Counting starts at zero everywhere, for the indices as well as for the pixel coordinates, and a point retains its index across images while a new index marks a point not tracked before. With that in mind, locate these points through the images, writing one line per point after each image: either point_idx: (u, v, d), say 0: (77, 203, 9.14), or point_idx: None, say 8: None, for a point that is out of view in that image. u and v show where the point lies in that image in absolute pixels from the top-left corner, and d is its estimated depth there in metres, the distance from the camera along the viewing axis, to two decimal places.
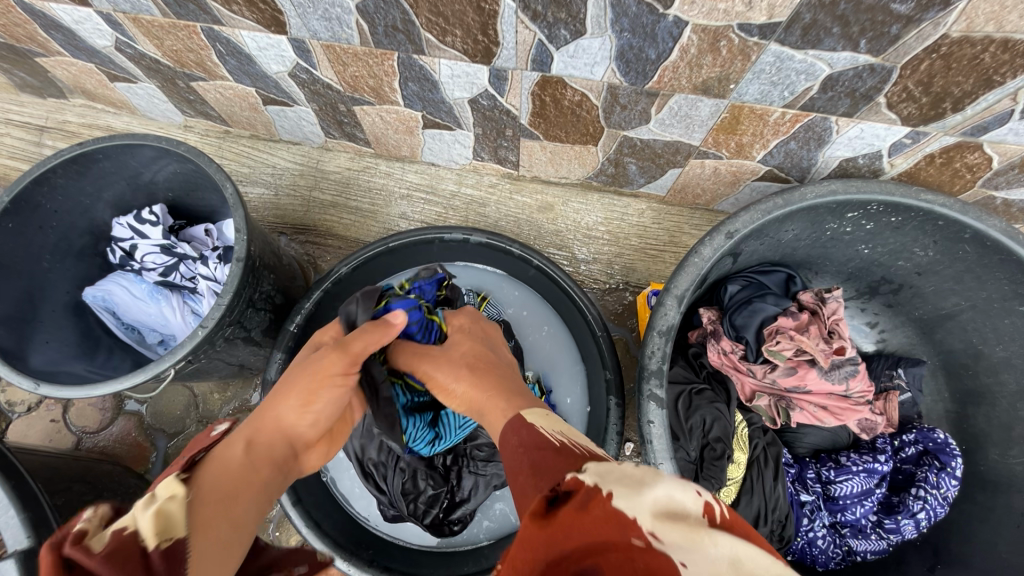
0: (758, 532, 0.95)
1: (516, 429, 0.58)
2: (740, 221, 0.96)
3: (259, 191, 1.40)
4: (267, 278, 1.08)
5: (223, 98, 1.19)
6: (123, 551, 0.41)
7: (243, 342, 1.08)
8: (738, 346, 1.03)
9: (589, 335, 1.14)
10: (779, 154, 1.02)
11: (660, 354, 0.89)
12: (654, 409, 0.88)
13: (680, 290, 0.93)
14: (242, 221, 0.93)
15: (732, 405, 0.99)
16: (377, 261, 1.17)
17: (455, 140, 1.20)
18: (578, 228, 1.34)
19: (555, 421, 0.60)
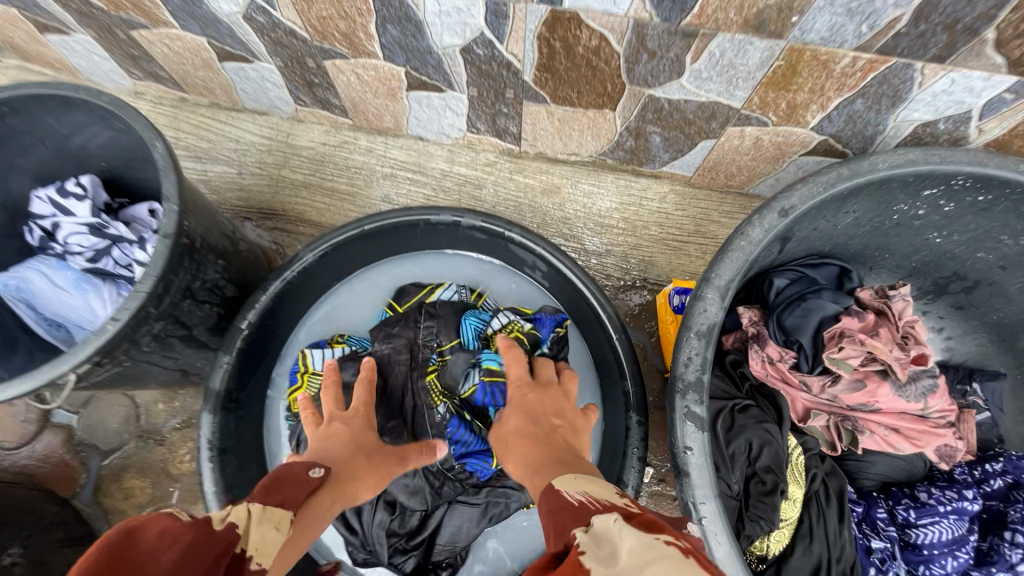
0: None
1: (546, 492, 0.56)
2: (797, 196, 0.77)
3: (220, 169, 1.21)
4: (212, 264, 0.88)
5: (172, 53, 1.01)
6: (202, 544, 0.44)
7: (183, 342, 0.88)
8: (789, 353, 0.84)
9: (603, 338, 0.94)
10: (840, 118, 0.84)
11: (700, 361, 0.70)
12: (692, 431, 0.68)
13: (723, 280, 0.74)
14: (173, 188, 0.75)
15: (785, 426, 0.79)
16: (351, 247, 0.98)
17: (445, 106, 1.02)
18: (589, 215, 1.15)
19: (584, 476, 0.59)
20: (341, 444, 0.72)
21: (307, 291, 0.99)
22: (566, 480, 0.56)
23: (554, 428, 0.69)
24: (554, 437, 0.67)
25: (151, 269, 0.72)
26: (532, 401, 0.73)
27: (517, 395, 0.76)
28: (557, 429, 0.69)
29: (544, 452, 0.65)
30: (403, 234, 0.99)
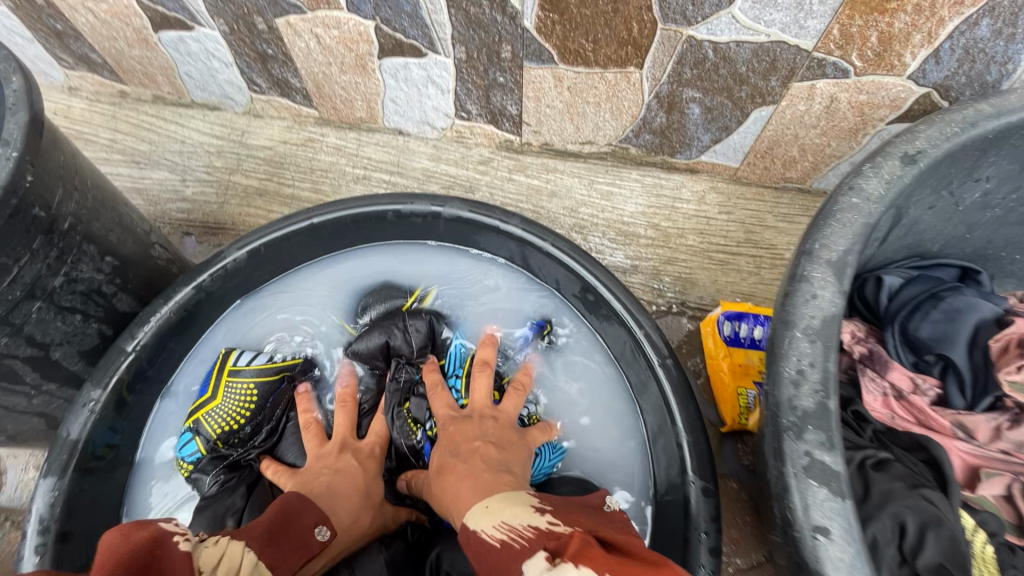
0: None
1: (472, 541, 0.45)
2: (924, 138, 0.53)
3: (160, 176, 0.99)
4: (91, 259, 0.63)
5: (99, 23, 0.84)
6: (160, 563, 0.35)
7: (34, 368, 0.61)
8: (929, 381, 0.57)
9: (642, 367, 0.66)
10: (951, 54, 0.62)
11: (822, 374, 0.42)
12: (823, 500, 0.39)
13: (835, 252, 0.47)
14: (20, 129, 0.52)
15: (954, 496, 0.48)
16: (295, 247, 0.74)
17: (427, 80, 0.82)
18: (610, 220, 0.91)
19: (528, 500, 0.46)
20: (351, 490, 0.58)
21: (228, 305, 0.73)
22: (478, 511, 0.47)
23: (475, 454, 0.55)
24: (476, 458, 0.54)
25: None
26: (453, 434, 0.59)
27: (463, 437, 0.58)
28: (485, 449, 0.55)
29: (464, 482, 0.52)
30: (366, 230, 0.75)
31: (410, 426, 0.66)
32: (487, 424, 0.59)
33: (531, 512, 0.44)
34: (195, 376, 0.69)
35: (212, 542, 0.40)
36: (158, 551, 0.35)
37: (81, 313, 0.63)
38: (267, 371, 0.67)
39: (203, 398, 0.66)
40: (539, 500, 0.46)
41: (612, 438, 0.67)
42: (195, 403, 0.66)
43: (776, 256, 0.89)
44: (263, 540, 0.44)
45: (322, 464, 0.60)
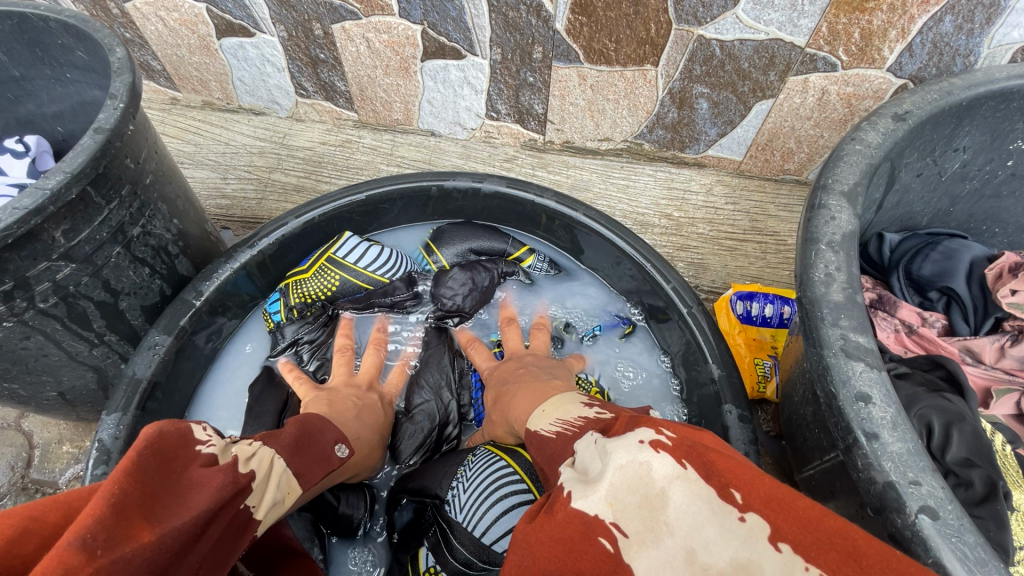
0: (998, 511, 0.47)
1: (534, 442, 0.46)
2: (909, 102, 0.62)
3: (202, 174, 1.05)
4: (163, 218, 0.68)
5: (167, 31, 0.93)
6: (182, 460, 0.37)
7: (102, 315, 0.64)
8: (933, 316, 0.63)
9: (670, 318, 0.73)
10: (923, 47, 0.72)
11: (846, 277, 0.48)
12: (864, 373, 0.43)
13: (847, 185, 0.54)
14: (125, 85, 0.58)
15: (972, 401, 0.53)
16: (347, 220, 0.80)
17: (463, 81, 0.91)
18: (627, 211, 0.99)
19: (563, 404, 0.49)
20: (365, 425, 0.64)
21: (281, 271, 0.79)
22: (537, 416, 0.51)
23: (523, 377, 0.64)
24: (534, 384, 0.60)
25: (65, 165, 0.53)
26: (509, 368, 0.68)
27: (519, 369, 0.67)
28: (537, 380, 0.62)
29: (526, 395, 0.58)
30: (410, 204, 0.82)
31: (460, 352, 0.79)
32: (526, 359, 0.69)
33: (580, 407, 0.47)
34: (312, 253, 0.80)
35: (245, 443, 0.44)
36: (196, 446, 0.39)
37: (147, 267, 0.67)
38: (362, 280, 0.76)
39: (301, 270, 0.77)
40: (586, 398, 0.50)
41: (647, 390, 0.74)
42: (295, 275, 0.77)
43: (780, 242, 0.97)
44: (287, 449, 0.47)
45: (343, 392, 0.67)
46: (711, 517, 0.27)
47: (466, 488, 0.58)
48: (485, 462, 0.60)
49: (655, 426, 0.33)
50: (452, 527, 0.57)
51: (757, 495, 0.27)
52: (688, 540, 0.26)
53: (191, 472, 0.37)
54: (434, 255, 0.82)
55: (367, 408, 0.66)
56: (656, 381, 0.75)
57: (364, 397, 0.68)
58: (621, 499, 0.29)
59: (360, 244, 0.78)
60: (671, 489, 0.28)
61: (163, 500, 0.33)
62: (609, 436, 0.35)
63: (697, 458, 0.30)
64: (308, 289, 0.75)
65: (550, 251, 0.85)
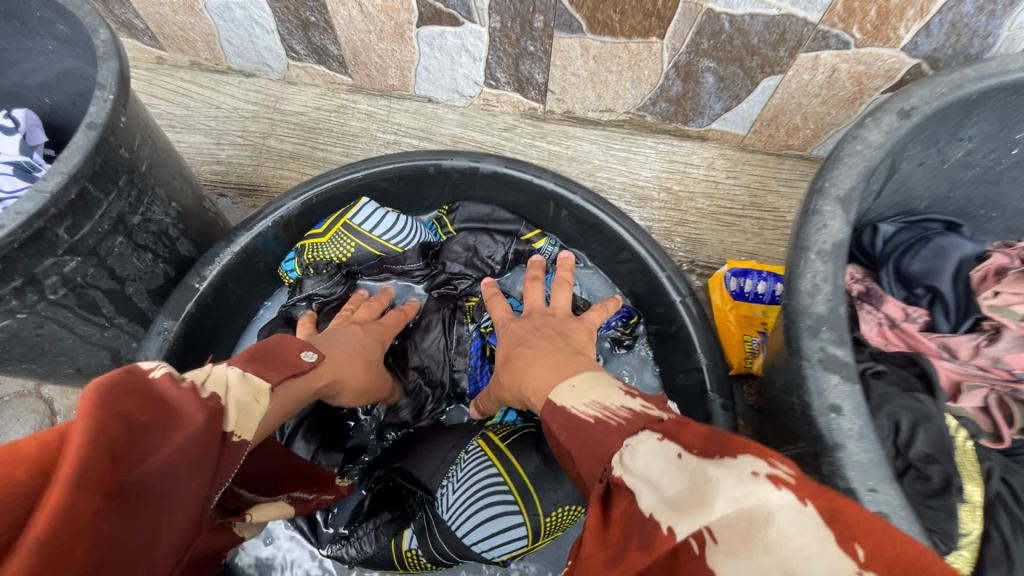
0: (952, 503, 0.51)
1: (556, 414, 0.45)
2: (917, 96, 0.60)
3: (195, 139, 1.03)
4: (161, 203, 0.68)
5: None
6: (142, 390, 0.33)
7: (112, 301, 0.66)
8: (916, 311, 0.65)
9: (663, 306, 0.75)
10: (941, 27, 0.69)
11: (831, 288, 0.50)
12: (837, 384, 0.46)
13: (842, 189, 0.55)
14: (113, 74, 0.57)
15: (941, 402, 0.57)
16: (345, 199, 0.80)
17: (461, 48, 0.88)
18: (627, 184, 0.98)
19: (595, 383, 0.47)
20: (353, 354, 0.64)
21: (298, 233, 0.81)
22: (565, 392, 0.48)
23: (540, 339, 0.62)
24: (555, 348, 0.59)
25: (62, 164, 0.52)
26: (522, 328, 0.67)
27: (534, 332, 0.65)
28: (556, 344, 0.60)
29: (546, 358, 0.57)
30: (408, 182, 0.81)
31: (462, 315, 0.80)
32: (549, 320, 0.68)
33: (620, 395, 0.44)
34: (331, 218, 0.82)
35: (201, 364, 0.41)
36: (141, 379, 0.34)
37: (149, 252, 0.68)
38: (375, 247, 0.80)
39: (317, 232, 0.80)
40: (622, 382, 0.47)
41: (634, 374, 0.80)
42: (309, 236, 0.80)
43: (777, 218, 0.97)
44: (246, 360, 0.46)
45: (354, 339, 0.67)
46: (827, 537, 0.26)
47: (455, 490, 0.64)
48: (476, 464, 0.65)
49: (761, 453, 0.30)
50: (439, 522, 0.64)
51: (879, 555, 0.26)
52: (787, 559, 0.25)
53: (163, 403, 0.34)
54: (446, 227, 0.87)
55: (345, 346, 0.65)
56: (645, 369, 0.80)
57: (340, 338, 0.66)
58: (721, 520, 0.28)
59: (376, 211, 0.80)
60: (780, 513, 0.27)
61: (136, 446, 0.30)
62: (697, 456, 0.32)
63: (820, 499, 0.28)
64: (326, 252, 0.79)
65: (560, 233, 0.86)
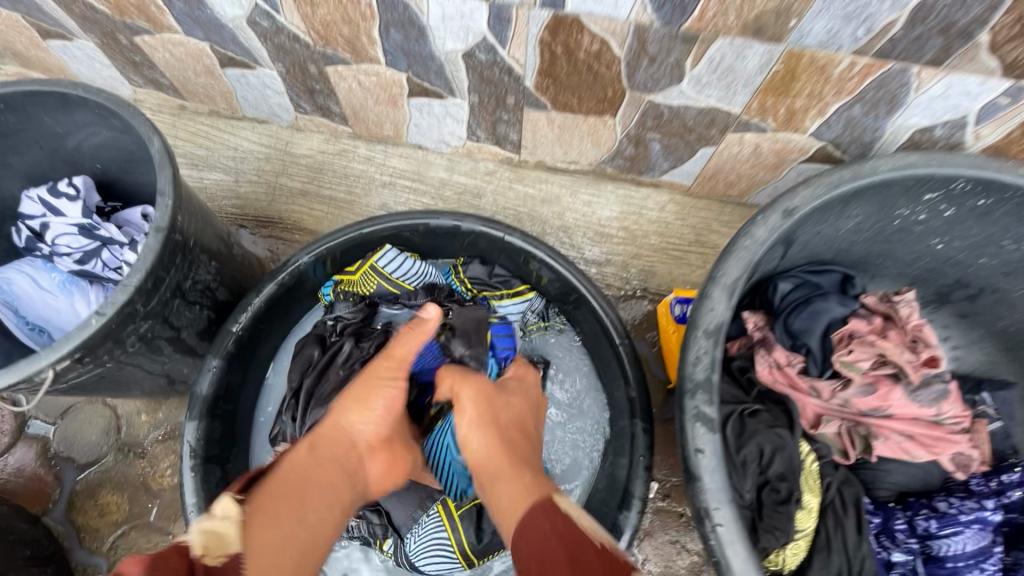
0: (791, 511, 0.72)
1: (550, 514, 0.61)
2: (800, 197, 0.77)
3: (217, 177, 1.19)
4: (205, 265, 0.86)
5: (174, 59, 1.01)
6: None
7: (171, 345, 0.85)
8: (796, 358, 0.82)
9: (606, 344, 0.93)
10: (838, 123, 0.84)
11: (708, 361, 0.68)
12: (702, 433, 0.65)
13: (729, 279, 0.72)
14: (169, 182, 0.74)
15: (797, 434, 0.77)
16: (351, 250, 0.97)
17: (446, 113, 1.02)
18: (590, 224, 1.14)
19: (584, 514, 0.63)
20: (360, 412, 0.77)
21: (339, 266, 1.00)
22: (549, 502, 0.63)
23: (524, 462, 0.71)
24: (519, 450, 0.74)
25: (141, 263, 0.71)
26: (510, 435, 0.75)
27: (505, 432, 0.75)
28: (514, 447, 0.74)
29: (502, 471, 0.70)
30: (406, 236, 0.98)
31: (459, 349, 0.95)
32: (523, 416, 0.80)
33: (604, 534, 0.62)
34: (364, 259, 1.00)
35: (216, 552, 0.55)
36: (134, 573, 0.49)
37: (197, 304, 0.86)
38: (393, 287, 0.97)
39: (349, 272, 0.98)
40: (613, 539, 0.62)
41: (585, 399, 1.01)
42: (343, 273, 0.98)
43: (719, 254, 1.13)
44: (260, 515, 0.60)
45: (362, 381, 0.79)
46: None
47: (417, 541, 0.91)
48: (433, 525, 0.90)
49: None
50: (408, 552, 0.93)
51: None
52: None
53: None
54: (463, 278, 1.02)
55: (354, 385, 0.80)
56: (590, 397, 1.01)
57: (351, 385, 0.80)
58: None
59: (397, 257, 0.97)
60: None
61: None
62: None
63: None
64: (357, 286, 0.97)
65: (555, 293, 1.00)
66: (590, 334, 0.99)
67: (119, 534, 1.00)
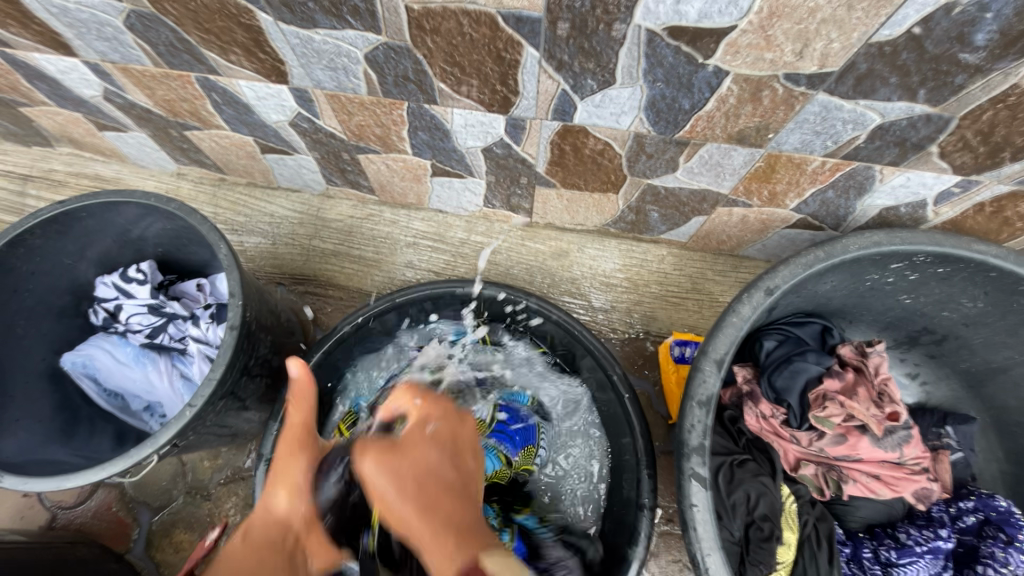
0: (774, 546, 0.86)
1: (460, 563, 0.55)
2: (780, 276, 0.88)
3: (255, 241, 1.29)
4: (263, 343, 0.99)
5: (219, 147, 1.13)
6: None
7: (236, 412, 0.99)
8: (779, 410, 0.94)
9: (613, 395, 1.06)
10: (814, 202, 0.96)
11: (701, 428, 0.81)
12: (697, 490, 0.79)
13: (719, 353, 0.85)
14: (237, 283, 0.87)
15: (777, 478, 0.91)
16: (378, 318, 1.09)
17: (465, 187, 1.14)
18: (596, 276, 1.26)
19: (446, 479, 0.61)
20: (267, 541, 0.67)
21: (373, 332, 1.13)
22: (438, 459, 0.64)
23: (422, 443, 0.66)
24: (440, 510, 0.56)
25: (221, 358, 0.85)
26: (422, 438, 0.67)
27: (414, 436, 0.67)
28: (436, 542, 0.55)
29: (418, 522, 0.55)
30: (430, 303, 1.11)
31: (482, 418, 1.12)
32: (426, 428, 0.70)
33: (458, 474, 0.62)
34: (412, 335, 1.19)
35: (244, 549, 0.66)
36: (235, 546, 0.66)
37: (257, 376, 1.00)
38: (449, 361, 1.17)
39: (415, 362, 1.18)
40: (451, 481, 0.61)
41: (588, 438, 1.15)
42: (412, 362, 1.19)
43: (714, 301, 1.25)
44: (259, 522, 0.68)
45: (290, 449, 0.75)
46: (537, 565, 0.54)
47: None
48: None
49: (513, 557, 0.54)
50: None
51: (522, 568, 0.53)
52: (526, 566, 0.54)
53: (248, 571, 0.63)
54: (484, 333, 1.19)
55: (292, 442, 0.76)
56: (596, 439, 1.15)
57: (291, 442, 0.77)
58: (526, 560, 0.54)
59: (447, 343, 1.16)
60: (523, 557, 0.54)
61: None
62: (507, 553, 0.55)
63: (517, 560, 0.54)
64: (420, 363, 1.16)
65: (563, 347, 1.15)
66: (596, 385, 1.12)
67: None
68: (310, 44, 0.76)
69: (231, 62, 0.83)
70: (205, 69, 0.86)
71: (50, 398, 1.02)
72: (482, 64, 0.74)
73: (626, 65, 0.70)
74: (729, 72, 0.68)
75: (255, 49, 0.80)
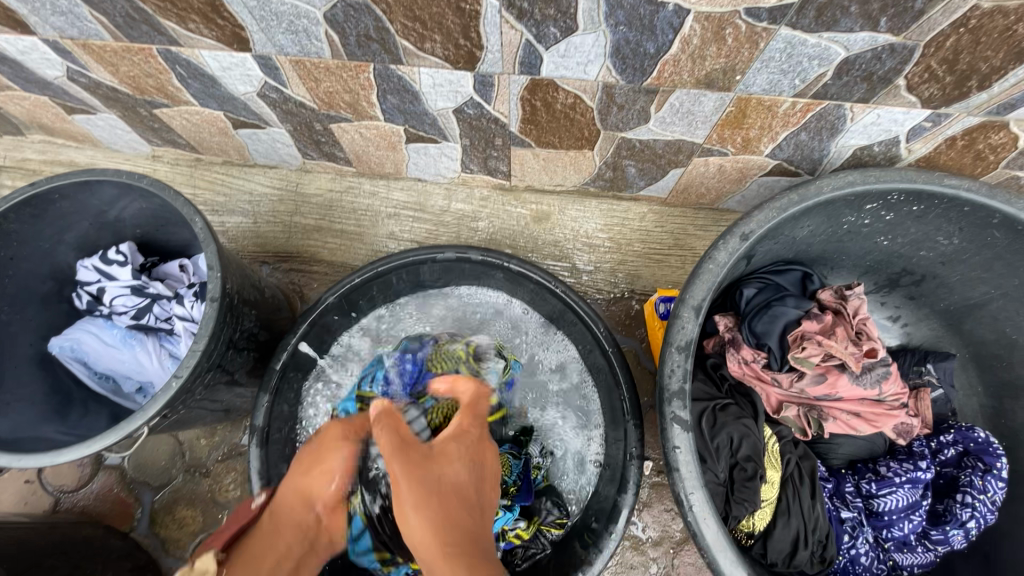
0: (757, 486, 0.88)
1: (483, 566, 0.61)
2: (754, 221, 0.89)
3: (236, 220, 1.29)
4: (248, 316, 1.00)
5: (190, 124, 1.12)
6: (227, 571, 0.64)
7: (226, 386, 1.00)
8: (760, 354, 0.96)
9: (598, 351, 1.07)
10: (788, 146, 0.96)
11: (681, 372, 0.82)
12: (678, 433, 0.80)
13: (696, 300, 0.86)
14: (215, 257, 0.87)
15: (759, 420, 0.93)
16: (346, 302, 1.10)
17: (441, 153, 1.13)
18: (579, 238, 1.26)
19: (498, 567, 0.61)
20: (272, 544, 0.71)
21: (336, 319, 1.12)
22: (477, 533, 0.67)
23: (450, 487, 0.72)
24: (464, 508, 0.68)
25: (204, 330, 0.85)
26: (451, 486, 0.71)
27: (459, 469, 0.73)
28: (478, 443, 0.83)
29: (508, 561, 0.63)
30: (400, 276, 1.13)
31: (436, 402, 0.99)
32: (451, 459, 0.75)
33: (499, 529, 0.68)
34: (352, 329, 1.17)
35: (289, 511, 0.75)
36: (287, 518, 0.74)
37: (243, 349, 1.01)
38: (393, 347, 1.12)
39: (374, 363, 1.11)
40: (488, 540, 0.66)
41: (571, 401, 1.16)
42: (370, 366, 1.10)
43: (696, 256, 1.26)
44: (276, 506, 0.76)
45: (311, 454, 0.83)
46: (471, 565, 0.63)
47: None
48: None
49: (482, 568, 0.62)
50: None
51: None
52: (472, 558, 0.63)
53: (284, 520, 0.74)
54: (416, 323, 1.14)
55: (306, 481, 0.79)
56: (584, 403, 1.15)
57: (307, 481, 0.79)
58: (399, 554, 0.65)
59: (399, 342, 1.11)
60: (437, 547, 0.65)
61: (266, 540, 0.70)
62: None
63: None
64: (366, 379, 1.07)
65: (541, 311, 1.17)
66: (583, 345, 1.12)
67: (197, 541, 1.18)
68: (268, 6, 0.75)
69: (190, 30, 0.82)
70: (166, 40, 0.85)
71: (41, 382, 1.03)
72: (443, 17, 0.73)
73: (586, 9, 0.69)
74: (690, 10, 0.68)
75: (213, 15, 0.78)
